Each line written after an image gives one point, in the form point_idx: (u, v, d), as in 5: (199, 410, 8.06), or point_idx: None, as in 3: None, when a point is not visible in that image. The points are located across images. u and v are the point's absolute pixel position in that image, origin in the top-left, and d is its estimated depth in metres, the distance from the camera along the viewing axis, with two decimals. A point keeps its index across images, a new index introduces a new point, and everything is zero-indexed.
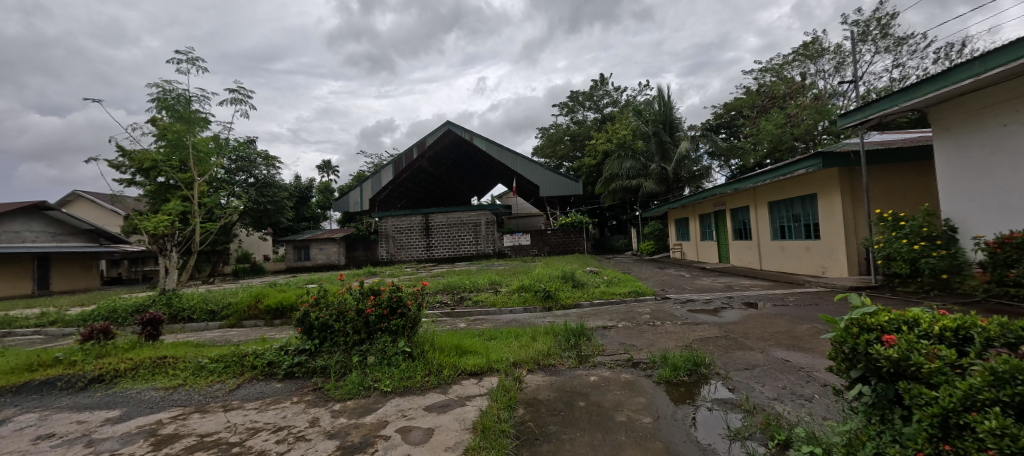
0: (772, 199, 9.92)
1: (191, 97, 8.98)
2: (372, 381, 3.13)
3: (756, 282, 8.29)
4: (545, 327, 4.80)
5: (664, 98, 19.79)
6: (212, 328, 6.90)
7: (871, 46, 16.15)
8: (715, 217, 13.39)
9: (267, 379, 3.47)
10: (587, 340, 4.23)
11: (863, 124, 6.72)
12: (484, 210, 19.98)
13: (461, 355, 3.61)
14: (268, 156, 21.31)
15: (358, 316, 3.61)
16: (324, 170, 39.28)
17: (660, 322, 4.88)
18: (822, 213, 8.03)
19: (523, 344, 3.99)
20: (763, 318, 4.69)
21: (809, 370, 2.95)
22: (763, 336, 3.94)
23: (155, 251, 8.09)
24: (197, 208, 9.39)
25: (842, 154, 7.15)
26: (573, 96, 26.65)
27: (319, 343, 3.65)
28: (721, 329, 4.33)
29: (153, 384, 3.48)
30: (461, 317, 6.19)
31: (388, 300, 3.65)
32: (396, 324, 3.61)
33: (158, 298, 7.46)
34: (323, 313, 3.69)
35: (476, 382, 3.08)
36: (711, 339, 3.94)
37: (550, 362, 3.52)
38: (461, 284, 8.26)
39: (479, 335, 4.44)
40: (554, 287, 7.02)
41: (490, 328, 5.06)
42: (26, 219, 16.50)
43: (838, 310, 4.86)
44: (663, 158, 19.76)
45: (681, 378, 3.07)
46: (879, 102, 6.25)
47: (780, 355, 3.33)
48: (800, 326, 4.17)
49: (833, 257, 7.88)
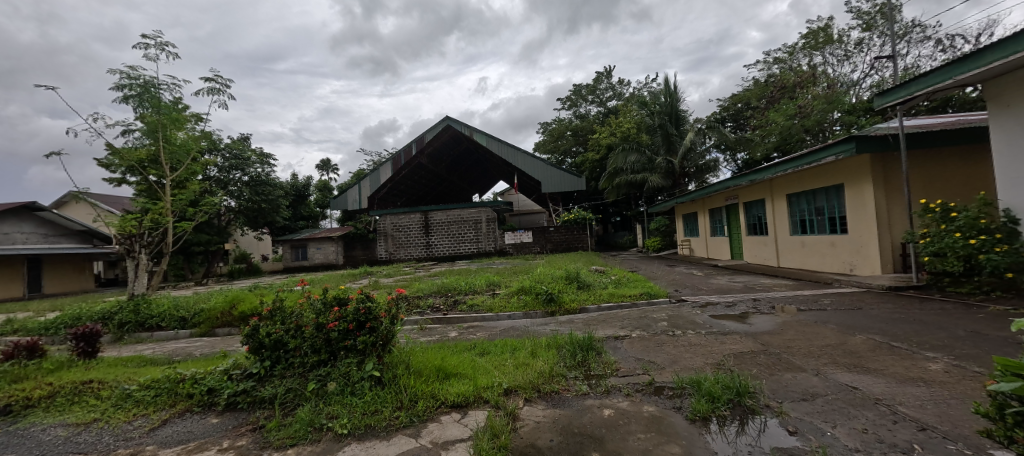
0: (791, 191, 9.17)
1: (161, 85, 8.19)
2: (327, 419, 2.47)
3: (777, 281, 7.58)
4: (547, 338, 4.10)
5: (670, 89, 18.78)
6: (181, 337, 6.27)
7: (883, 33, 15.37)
8: (727, 212, 12.65)
9: (205, 411, 2.83)
10: (597, 356, 3.57)
11: (906, 103, 5.94)
12: (484, 208, 19.33)
13: (444, 380, 2.92)
14: (263, 154, 20.67)
15: (317, 332, 2.96)
16: (323, 169, 38.70)
17: (680, 332, 4.20)
18: (852, 204, 7.30)
19: (519, 363, 3.30)
20: (803, 327, 3.98)
21: (891, 405, 2.27)
22: (810, 351, 3.23)
23: (122, 253, 7.38)
24: (175, 206, 8.71)
25: (878, 138, 6.39)
26: (575, 89, 25.90)
27: (270, 365, 3.00)
28: (755, 341, 3.64)
29: (65, 418, 2.82)
30: (451, 325, 5.50)
31: (354, 312, 2.97)
32: (363, 342, 2.93)
33: (126, 304, 6.78)
34: (277, 328, 3.03)
35: (459, 419, 2.41)
36: (747, 356, 3.25)
37: (552, 388, 2.84)
38: (456, 285, 7.61)
39: (469, 351, 3.77)
40: (558, 289, 6.32)
41: (483, 339, 4.40)
42: (16, 220, 15.95)
43: (891, 317, 4.12)
44: (668, 151, 18.93)
45: (719, 412, 2.39)
46: (928, 76, 5.43)
47: (843, 380, 2.63)
48: (853, 339, 3.45)
49: (864, 253, 7.18)
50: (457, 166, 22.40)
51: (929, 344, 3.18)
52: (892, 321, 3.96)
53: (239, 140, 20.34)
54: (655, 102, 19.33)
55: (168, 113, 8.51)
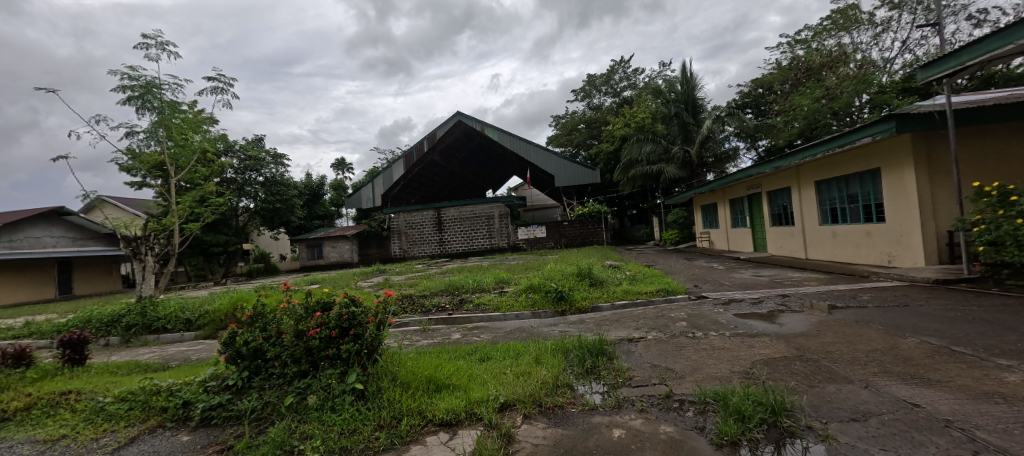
0: (820, 177, 8.55)
1: (165, 87, 8.15)
2: (299, 440, 2.20)
3: (807, 275, 7.05)
4: (554, 341, 3.79)
5: (687, 76, 18.05)
6: (186, 339, 6.19)
7: (910, 12, 14.41)
8: (749, 202, 12.00)
9: (178, 426, 2.59)
10: (609, 361, 3.23)
11: (957, 74, 5.28)
12: (497, 203, 19.03)
13: (435, 393, 2.62)
14: (277, 154, 20.80)
15: (298, 340, 2.70)
16: (338, 168, 39.01)
17: (702, 333, 3.81)
18: (891, 190, 6.70)
19: (521, 371, 2.98)
20: (843, 328, 3.56)
21: (966, 429, 1.88)
22: (855, 357, 2.83)
23: (129, 255, 7.34)
24: (183, 208, 8.64)
25: (921, 116, 5.78)
26: (588, 80, 25.25)
27: (248, 376, 2.73)
28: (788, 345, 3.24)
29: (34, 434, 2.63)
30: (456, 326, 5.22)
31: (337, 318, 2.69)
32: (347, 351, 2.65)
33: (134, 306, 6.73)
34: (258, 335, 2.78)
35: (447, 441, 2.12)
36: (781, 363, 2.86)
37: (556, 402, 2.51)
38: (464, 283, 7.33)
39: (469, 357, 3.47)
40: (568, 286, 5.96)
41: (486, 342, 4.11)
42: (47, 225, 16.35)
43: (947, 316, 3.64)
44: (686, 140, 18.22)
45: (753, 434, 2.02)
46: (982, 43, 4.79)
47: (900, 395, 2.24)
48: (904, 342, 3.03)
49: (904, 242, 6.59)
50: (470, 163, 22.15)
51: (1000, 349, 2.74)
52: (945, 321, 3.51)
53: (254, 141, 20.52)
54: (670, 90, 18.24)
55: (173, 115, 8.34)
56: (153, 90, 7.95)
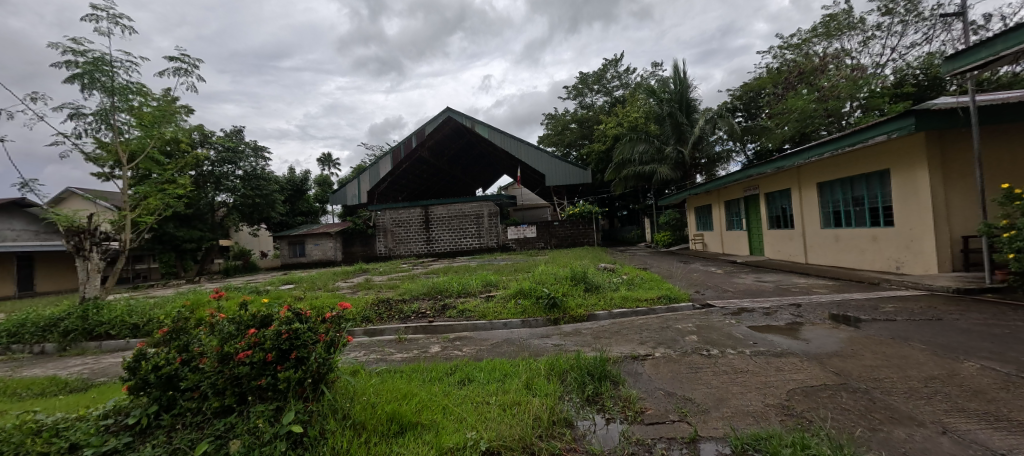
0: (822, 179, 8.17)
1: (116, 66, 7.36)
2: None
3: (814, 281, 6.64)
4: (547, 359, 3.24)
5: (681, 75, 17.69)
6: (131, 347, 5.49)
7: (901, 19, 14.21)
8: (746, 203, 11.63)
9: None
10: (614, 387, 2.71)
11: (987, 66, 4.87)
12: (486, 202, 18.45)
13: (399, 435, 2.06)
14: (256, 147, 19.85)
15: (222, 366, 2.09)
16: (324, 163, 37.95)
17: (718, 350, 3.29)
18: (902, 193, 6.33)
19: (509, 403, 2.40)
20: (879, 346, 3.09)
21: None
22: (911, 387, 2.34)
23: (72, 251, 6.57)
24: (137, 201, 7.80)
25: (941, 113, 5.39)
26: (580, 79, 24.78)
27: (158, 411, 2.11)
28: (824, 369, 2.73)
29: None
30: (436, 336, 4.64)
31: (274, 338, 2.09)
32: (286, 380, 2.06)
33: (75, 308, 5.96)
34: (174, 358, 2.17)
35: None
36: (823, 395, 2.35)
37: (553, 449, 1.97)
38: (448, 287, 6.72)
39: (446, 379, 2.91)
40: (561, 292, 5.41)
41: (467, 359, 3.53)
42: (5, 217, 15.17)
43: (996, 335, 3.19)
44: (678, 140, 17.89)
45: None
46: (1016, 32, 4.38)
47: (993, 446, 1.75)
48: (961, 367, 2.57)
49: (915, 248, 6.22)
50: (459, 160, 21.53)
51: None
52: (993, 340, 3.06)
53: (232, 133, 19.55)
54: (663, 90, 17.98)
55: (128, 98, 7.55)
56: (102, 68, 7.16)
